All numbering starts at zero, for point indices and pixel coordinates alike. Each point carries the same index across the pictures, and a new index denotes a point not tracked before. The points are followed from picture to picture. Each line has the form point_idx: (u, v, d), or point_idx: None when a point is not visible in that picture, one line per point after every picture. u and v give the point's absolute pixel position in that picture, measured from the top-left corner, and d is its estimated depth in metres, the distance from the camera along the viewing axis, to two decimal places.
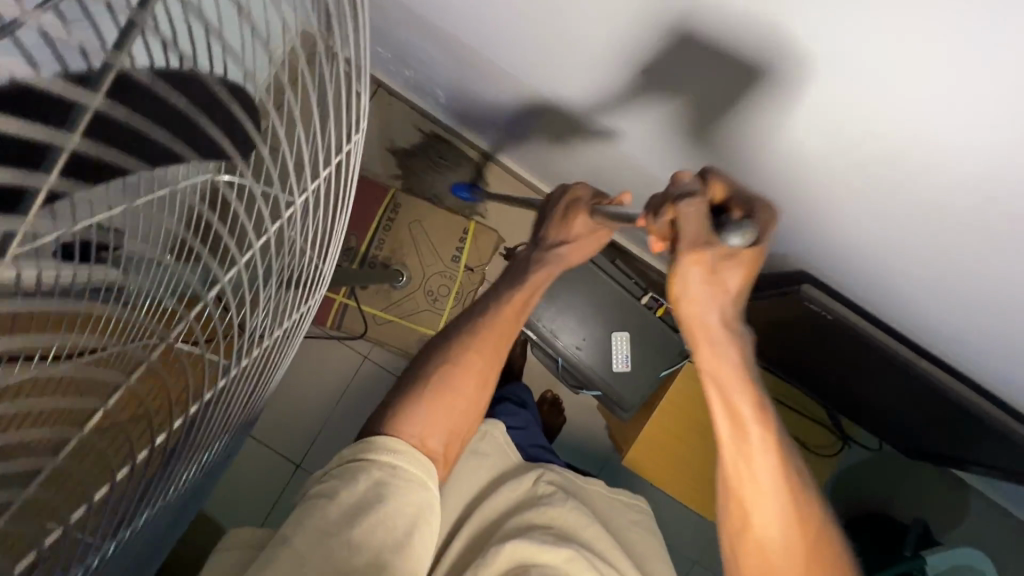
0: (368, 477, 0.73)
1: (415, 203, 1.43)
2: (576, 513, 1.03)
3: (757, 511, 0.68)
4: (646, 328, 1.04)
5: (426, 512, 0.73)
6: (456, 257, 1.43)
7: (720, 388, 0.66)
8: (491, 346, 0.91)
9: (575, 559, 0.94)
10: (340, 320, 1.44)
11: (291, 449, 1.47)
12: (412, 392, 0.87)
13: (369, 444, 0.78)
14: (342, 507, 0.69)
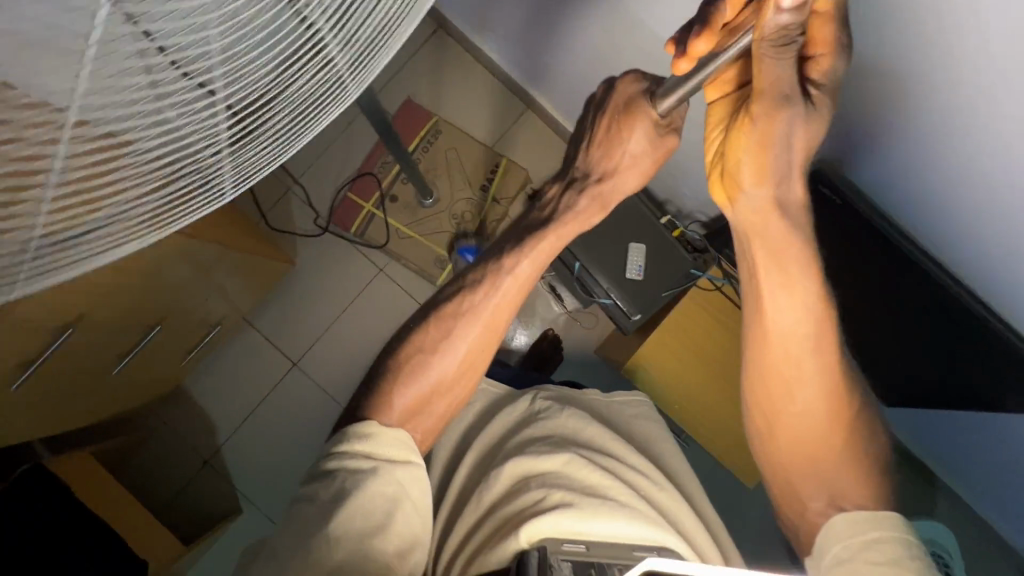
0: (343, 474, 0.71)
1: (455, 133, 1.53)
2: (575, 418, 0.95)
3: (795, 390, 0.79)
4: (661, 244, 1.11)
5: (414, 483, 0.73)
6: (485, 186, 1.51)
7: (769, 252, 0.74)
8: (476, 336, 0.86)
9: (576, 461, 0.86)
10: (365, 228, 1.51)
11: (291, 347, 1.53)
12: (386, 383, 0.83)
13: (343, 433, 0.76)
14: (330, 490, 0.70)
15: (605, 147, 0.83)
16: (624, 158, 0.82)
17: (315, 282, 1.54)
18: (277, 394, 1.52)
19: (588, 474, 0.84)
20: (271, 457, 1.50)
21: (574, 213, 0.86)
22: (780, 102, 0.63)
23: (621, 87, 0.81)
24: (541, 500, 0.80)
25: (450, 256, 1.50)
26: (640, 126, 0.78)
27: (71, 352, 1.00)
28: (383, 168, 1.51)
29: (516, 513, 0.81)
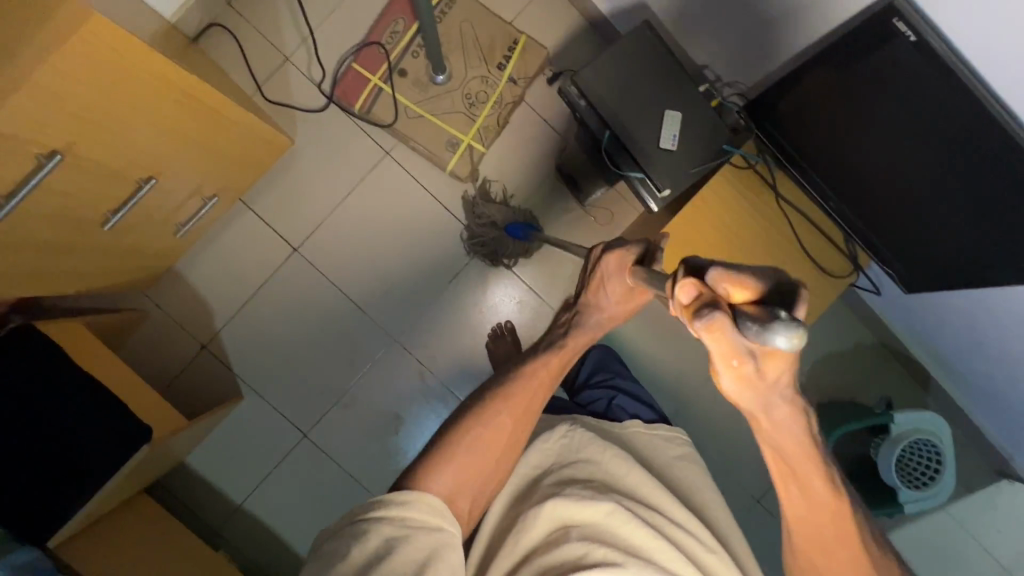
0: (378, 536, 0.68)
1: (470, 4, 1.40)
2: (617, 462, 0.91)
3: (803, 506, 0.71)
4: (696, 115, 1.07)
5: (447, 550, 0.71)
6: (502, 66, 1.41)
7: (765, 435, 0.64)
8: (516, 410, 0.87)
9: (620, 513, 0.81)
10: (371, 105, 1.42)
11: (291, 232, 1.46)
12: (435, 450, 0.83)
13: (376, 498, 0.73)
14: (362, 553, 0.67)
15: (595, 296, 0.93)
16: (612, 303, 0.92)
17: (318, 163, 1.45)
18: (276, 282, 1.46)
19: (631, 530, 0.80)
20: (272, 343, 1.46)
21: (585, 327, 0.94)
22: (738, 355, 0.53)
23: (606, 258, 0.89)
24: (583, 557, 0.76)
25: (462, 139, 1.41)
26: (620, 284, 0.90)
27: (49, 205, 0.91)
28: (392, 39, 1.41)
29: (556, 564, 0.77)
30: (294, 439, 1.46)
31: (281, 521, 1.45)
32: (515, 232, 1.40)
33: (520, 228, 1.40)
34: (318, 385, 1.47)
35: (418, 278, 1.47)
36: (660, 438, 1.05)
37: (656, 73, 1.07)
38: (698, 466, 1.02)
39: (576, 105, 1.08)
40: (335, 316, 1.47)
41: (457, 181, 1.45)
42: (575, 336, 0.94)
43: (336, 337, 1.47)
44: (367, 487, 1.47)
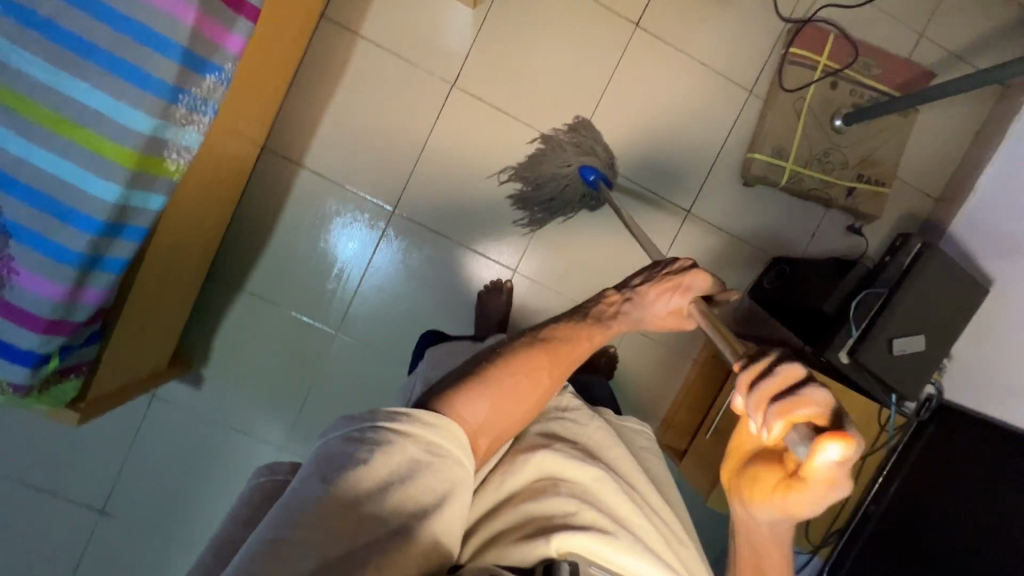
0: (405, 453, 0.62)
1: (898, 132, 1.46)
2: (603, 434, 0.96)
3: None
4: (920, 366, 1.13)
5: (463, 487, 0.65)
6: (857, 177, 1.46)
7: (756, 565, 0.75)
8: (561, 366, 0.86)
9: (607, 479, 0.86)
10: (796, 65, 1.42)
11: (648, 14, 1.41)
12: (473, 375, 0.79)
13: (401, 411, 0.66)
14: (384, 472, 0.60)
15: (653, 295, 0.93)
16: (660, 317, 0.94)
17: (721, 20, 1.44)
18: (596, 12, 1.41)
19: (613, 499, 0.85)
20: (532, 27, 1.40)
21: (632, 315, 0.93)
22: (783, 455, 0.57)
23: (692, 271, 0.92)
24: (573, 513, 0.79)
25: (786, 162, 1.44)
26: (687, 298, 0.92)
27: None
28: (859, 66, 1.42)
29: (546, 518, 0.78)
30: (445, 75, 1.40)
31: (354, 88, 1.38)
32: (587, 176, 1.39)
33: (592, 171, 1.39)
34: (507, 84, 1.41)
35: (637, 156, 1.47)
36: (632, 426, 1.09)
37: (950, 320, 1.13)
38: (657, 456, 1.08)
39: (901, 255, 1.14)
40: (579, 82, 1.43)
41: (745, 163, 1.46)
42: (619, 323, 0.92)
43: (560, 86, 1.43)
44: (419, 165, 1.42)
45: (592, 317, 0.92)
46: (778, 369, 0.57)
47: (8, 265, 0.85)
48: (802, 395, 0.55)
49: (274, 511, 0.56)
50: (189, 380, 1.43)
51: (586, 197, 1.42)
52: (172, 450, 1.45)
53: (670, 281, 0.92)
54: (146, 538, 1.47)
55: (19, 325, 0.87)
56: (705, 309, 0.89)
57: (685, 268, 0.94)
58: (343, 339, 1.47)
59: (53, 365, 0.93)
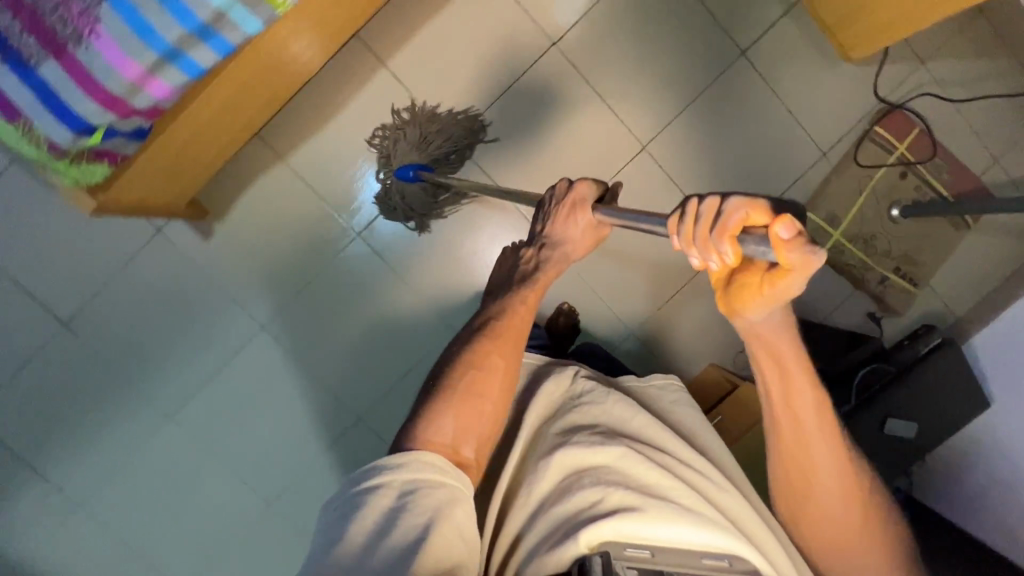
0: (376, 502, 0.71)
1: (948, 241, 1.48)
2: (622, 407, 0.93)
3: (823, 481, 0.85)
4: (901, 453, 1.13)
5: (450, 505, 0.72)
6: (894, 269, 1.48)
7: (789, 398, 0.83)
8: (511, 343, 0.92)
9: (630, 455, 0.83)
10: (875, 144, 1.45)
11: (756, 46, 1.43)
12: (428, 400, 0.85)
13: (368, 467, 0.75)
14: (366, 522, 0.69)
15: (559, 229, 0.95)
16: (579, 238, 0.95)
17: (823, 78, 1.46)
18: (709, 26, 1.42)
19: (643, 472, 0.82)
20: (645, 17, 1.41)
21: (556, 260, 0.97)
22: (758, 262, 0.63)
23: (575, 187, 0.94)
24: (597, 504, 0.77)
25: (834, 231, 1.46)
26: (585, 218, 0.93)
27: None
28: (931, 166, 1.45)
29: (574, 514, 0.77)
30: (549, 31, 1.41)
31: (460, 11, 1.38)
32: (407, 173, 1.40)
33: (410, 169, 1.40)
34: (603, 62, 1.43)
35: (698, 175, 1.48)
36: (657, 388, 1.06)
37: (946, 420, 1.14)
38: (697, 412, 1.04)
39: (921, 344, 1.19)
40: (670, 86, 1.44)
41: (795, 217, 1.48)
42: (547, 271, 0.98)
43: (652, 83, 1.44)
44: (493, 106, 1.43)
45: (517, 282, 0.99)
46: (710, 201, 0.63)
47: (90, 24, 0.82)
48: (728, 211, 0.61)
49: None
50: (199, 229, 1.41)
51: (424, 195, 1.41)
52: (157, 291, 1.42)
53: (563, 210, 0.94)
54: (99, 363, 1.43)
55: (78, 87, 0.85)
56: (605, 207, 0.89)
57: (569, 188, 0.95)
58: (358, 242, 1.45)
59: (94, 142, 0.92)
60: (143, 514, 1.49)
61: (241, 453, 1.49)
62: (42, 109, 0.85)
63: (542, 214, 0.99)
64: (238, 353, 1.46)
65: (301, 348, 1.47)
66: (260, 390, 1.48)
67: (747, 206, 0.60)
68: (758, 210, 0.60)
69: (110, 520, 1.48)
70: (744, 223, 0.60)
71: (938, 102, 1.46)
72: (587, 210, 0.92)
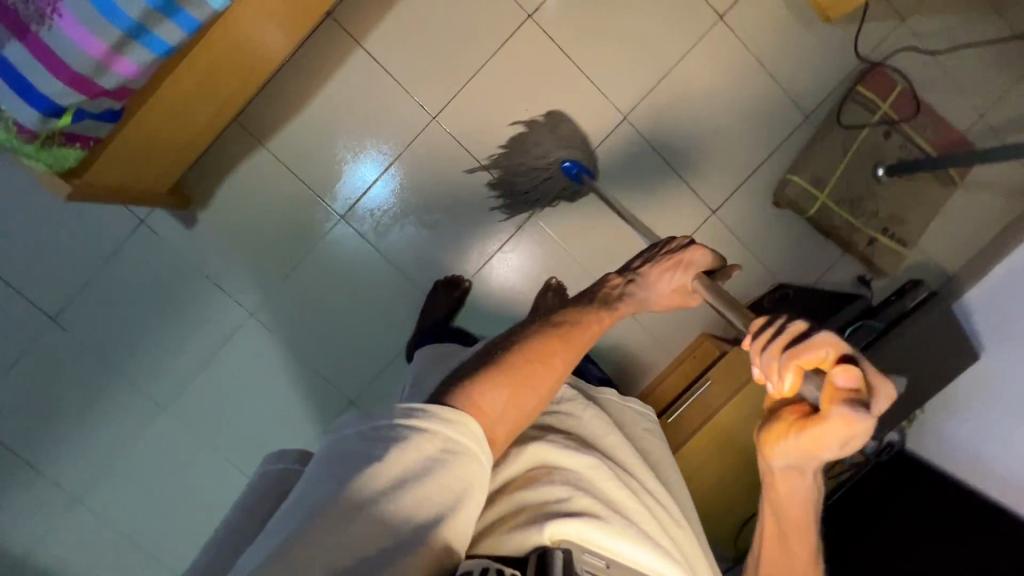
0: (416, 449, 0.66)
1: (934, 200, 1.47)
2: (597, 422, 0.99)
3: None
4: (890, 409, 1.15)
5: (477, 483, 0.69)
6: (882, 230, 1.47)
7: (783, 531, 0.88)
8: (573, 349, 0.88)
9: (599, 470, 0.88)
10: (858, 104, 1.43)
11: (736, 10, 1.41)
12: (485, 367, 0.80)
13: (420, 408, 0.70)
14: (394, 470, 0.64)
15: (654, 277, 0.98)
16: (665, 292, 0.98)
17: (804, 39, 1.44)
18: None
19: (612, 488, 0.86)
20: None
21: (636, 299, 0.98)
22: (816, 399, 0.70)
23: (690, 250, 0.97)
24: (564, 500, 0.80)
25: (819, 193, 1.44)
26: (684, 276, 0.96)
27: None
28: (915, 124, 1.44)
29: (540, 503, 0.80)
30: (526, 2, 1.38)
31: None
32: (565, 167, 1.41)
33: (576, 166, 1.41)
34: (583, 32, 1.40)
35: (682, 144, 1.47)
36: (631, 414, 1.12)
37: None
38: (661, 441, 1.12)
39: (908, 299, 1.20)
40: (650, 55, 1.42)
41: (781, 182, 1.46)
42: (627, 304, 0.97)
43: (632, 52, 1.42)
44: (472, 82, 1.41)
45: (598, 299, 0.96)
46: (802, 326, 0.69)
47: (53, 4, 0.82)
48: (819, 339, 0.67)
49: (290, 504, 0.63)
50: (182, 218, 1.41)
51: (569, 190, 1.45)
52: (144, 281, 1.42)
53: (670, 261, 0.97)
54: (90, 359, 1.43)
55: (46, 68, 0.84)
56: (708, 281, 0.93)
57: (682, 247, 0.99)
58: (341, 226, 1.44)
59: (65, 124, 0.91)
60: (144, 503, 1.50)
61: (238, 441, 1.50)
62: (11, 93, 0.84)
63: (647, 255, 1.02)
64: (228, 342, 1.46)
65: (292, 333, 1.47)
66: (253, 378, 1.48)
67: (838, 345, 0.67)
68: (840, 354, 0.67)
69: (111, 514, 1.49)
70: (826, 359, 0.67)
71: (920, 61, 1.45)
72: (691, 274, 0.96)
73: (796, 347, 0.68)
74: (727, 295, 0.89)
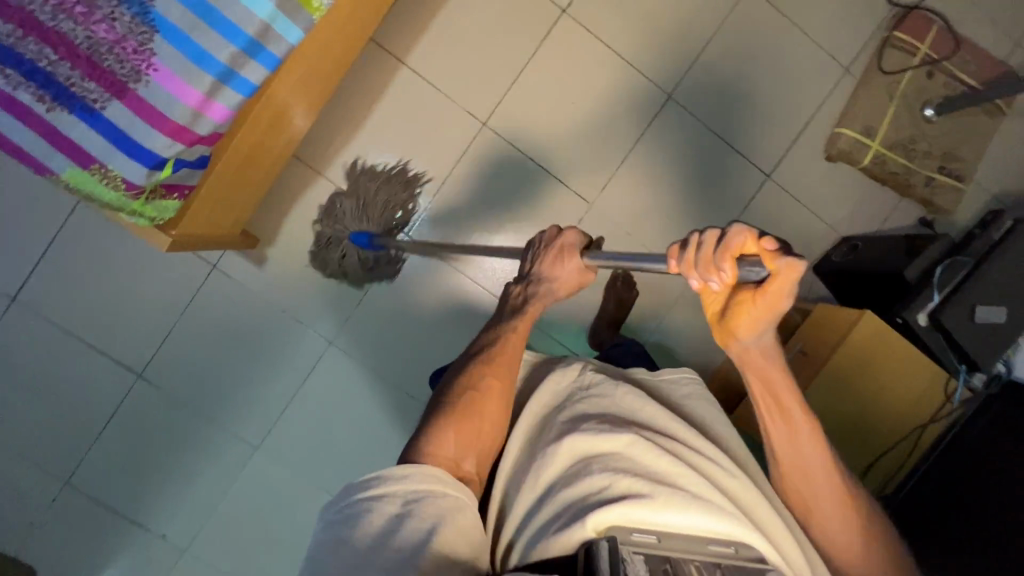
0: (378, 513, 0.69)
1: (985, 131, 1.48)
2: (633, 398, 0.86)
3: (811, 482, 0.83)
4: (994, 337, 1.16)
5: (454, 512, 0.72)
6: (940, 168, 1.47)
7: (778, 411, 0.83)
8: (506, 374, 0.88)
9: (638, 443, 0.76)
10: (897, 50, 1.45)
11: None
12: (430, 421, 0.84)
13: (374, 475, 0.73)
14: (367, 533, 0.67)
15: (548, 269, 0.95)
16: (567, 279, 0.95)
17: None
18: None
19: (653, 460, 0.75)
20: None
21: (544, 297, 0.95)
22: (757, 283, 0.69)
23: (564, 234, 0.96)
24: (604, 488, 0.71)
25: (873, 142, 1.45)
26: (573, 261, 0.94)
27: None
28: (956, 60, 1.45)
29: (579, 499, 0.71)
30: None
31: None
32: (359, 241, 1.40)
33: (365, 235, 1.39)
34: (616, 20, 1.43)
35: (727, 114, 1.48)
36: (671, 379, 0.97)
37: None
38: (712, 404, 0.95)
39: (992, 230, 1.21)
40: (684, 32, 1.45)
41: (833, 137, 1.47)
42: (536, 304, 0.95)
43: (666, 33, 1.44)
44: (515, 84, 1.43)
45: (509, 316, 0.96)
46: (710, 230, 0.69)
47: (146, 60, 0.84)
48: (731, 234, 0.67)
49: None
50: (252, 258, 1.42)
51: (374, 259, 1.43)
52: (223, 325, 1.44)
53: (552, 253, 0.95)
54: (179, 408, 1.45)
55: (148, 124, 0.88)
56: (594, 251, 0.92)
57: (557, 235, 0.97)
58: (397, 256, 1.44)
59: (166, 175, 0.95)
60: (251, 544, 1.50)
61: (333, 467, 1.51)
62: (117, 152, 0.89)
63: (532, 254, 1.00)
64: (313, 372, 1.47)
65: (373, 354, 1.48)
66: (341, 403, 1.49)
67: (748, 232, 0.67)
68: (751, 235, 0.67)
69: (219, 559, 1.49)
70: (743, 244, 0.67)
71: None
72: (575, 254, 0.94)
73: (716, 250, 0.68)
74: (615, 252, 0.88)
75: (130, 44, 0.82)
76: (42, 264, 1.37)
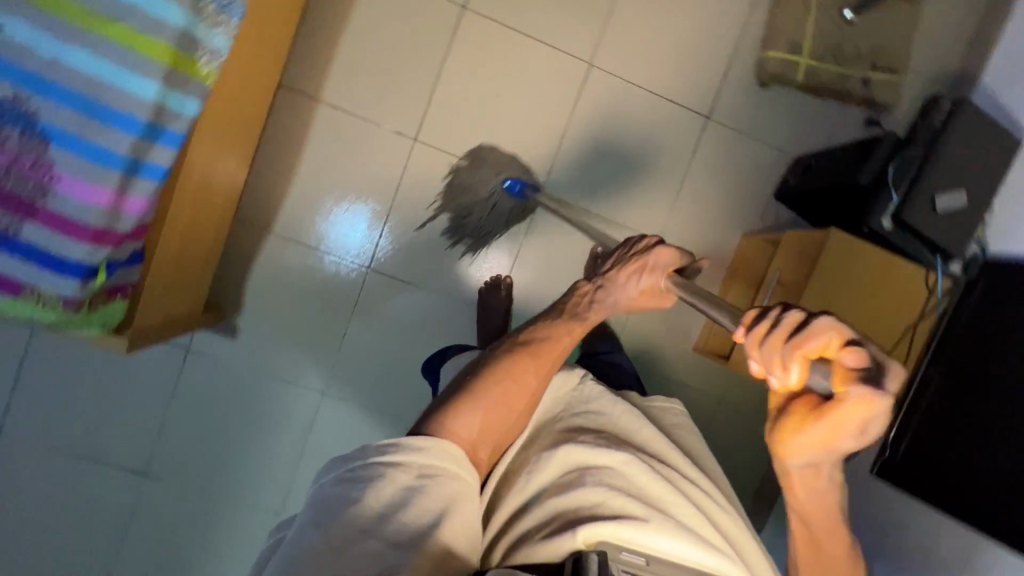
0: (393, 480, 0.68)
1: (908, 20, 1.47)
2: (629, 418, 0.88)
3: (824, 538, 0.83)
4: (955, 220, 1.17)
5: (463, 499, 0.71)
6: (873, 66, 1.47)
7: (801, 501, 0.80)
8: (542, 366, 0.86)
9: (635, 464, 0.78)
10: None
11: None
12: (458, 393, 0.82)
13: (394, 442, 0.72)
14: (378, 500, 0.66)
15: (622, 278, 0.89)
16: (636, 297, 0.89)
17: None
18: None
19: (649, 485, 0.77)
20: None
21: (605, 305, 0.90)
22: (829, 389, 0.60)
23: (656, 249, 0.87)
24: (599, 504, 0.72)
25: (800, 58, 1.45)
26: (656, 280, 0.86)
27: None
28: None
29: (571, 511, 0.72)
30: None
31: (366, 19, 1.37)
32: (509, 186, 1.43)
33: (518, 183, 1.43)
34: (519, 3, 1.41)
35: (652, 67, 1.47)
36: (664, 406, 0.99)
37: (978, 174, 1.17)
38: (698, 437, 0.98)
39: (933, 116, 1.19)
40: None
41: (761, 62, 1.48)
42: (598, 312, 0.91)
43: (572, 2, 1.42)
44: (437, 91, 1.41)
45: (567, 312, 0.92)
46: (798, 315, 0.60)
47: (48, 172, 0.82)
48: (815, 326, 0.58)
49: (281, 553, 0.62)
50: (223, 331, 1.41)
51: (517, 207, 1.44)
52: (212, 402, 1.42)
53: (634, 264, 0.88)
54: (192, 493, 1.44)
55: (66, 236, 0.85)
56: (679, 278, 0.82)
57: (651, 246, 0.89)
58: (485, 231, 1.45)
59: (102, 282, 0.91)
60: None
61: None
62: (43, 272, 0.86)
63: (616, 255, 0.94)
64: (313, 426, 1.46)
65: (368, 392, 1.47)
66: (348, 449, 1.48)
67: (836, 334, 0.58)
68: (840, 338, 0.57)
69: None
70: (823, 345, 0.58)
71: None
72: (659, 274, 0.86)
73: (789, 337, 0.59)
74: (693, 283, 0.80)
75: (28, 161, 0.81)
76: (17, 390, 1.35)
